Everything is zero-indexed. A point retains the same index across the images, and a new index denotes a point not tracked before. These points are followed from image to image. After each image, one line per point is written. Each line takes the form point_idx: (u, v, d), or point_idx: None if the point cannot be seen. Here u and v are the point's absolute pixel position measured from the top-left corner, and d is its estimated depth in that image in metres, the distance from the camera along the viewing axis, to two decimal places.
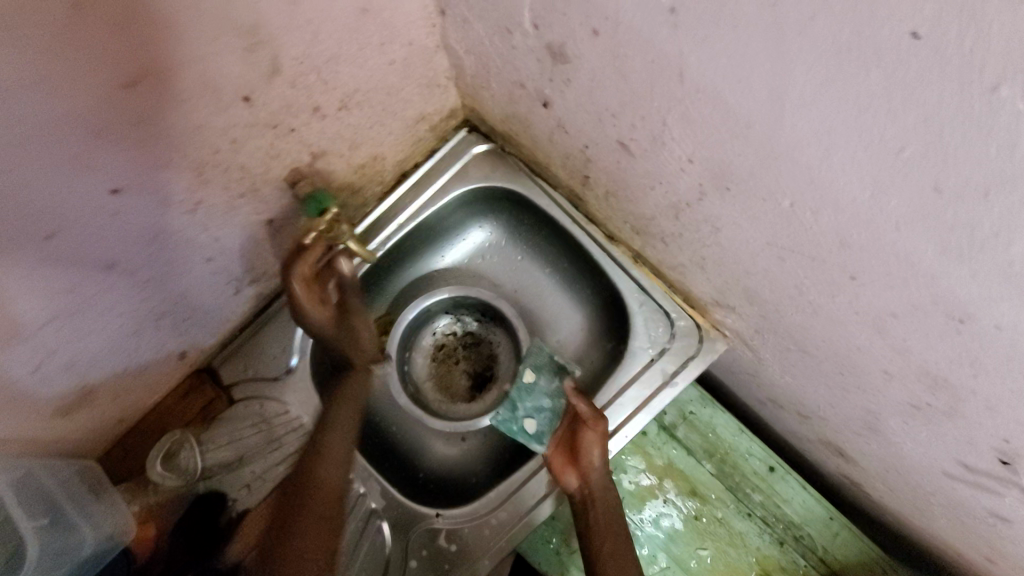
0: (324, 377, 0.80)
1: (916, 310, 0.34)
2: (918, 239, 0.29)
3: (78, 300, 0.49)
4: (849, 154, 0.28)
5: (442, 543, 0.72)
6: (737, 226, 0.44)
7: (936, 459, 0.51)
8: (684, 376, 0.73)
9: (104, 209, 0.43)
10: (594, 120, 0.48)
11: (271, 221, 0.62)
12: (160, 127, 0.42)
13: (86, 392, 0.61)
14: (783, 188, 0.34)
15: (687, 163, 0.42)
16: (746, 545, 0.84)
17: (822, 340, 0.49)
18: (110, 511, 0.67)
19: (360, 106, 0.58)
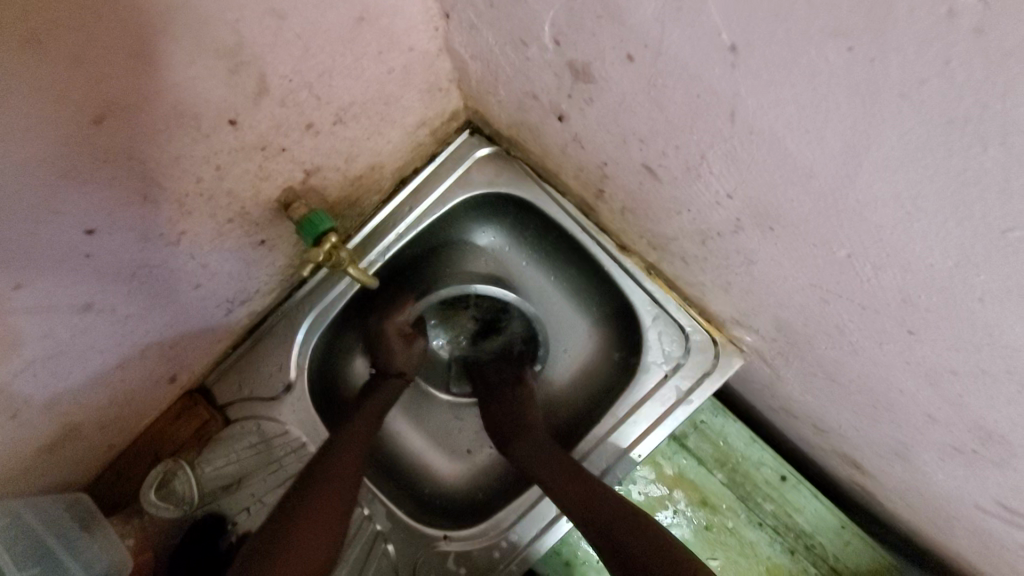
0: (325, 392, 0.77)
1: (986, 374, 0.31)
2: (1006, 314, 0.25)
3: (55, 343, 0.45)
4: (936, 223, 0.24)
5: (451, 565, 0.71)
6: (776, 263, 0.40)
7: (971, 494, 0.49)
8: (699, 393, 0.70)
9: (77, 252, 0.39)
10: (617, 142, 0.44)
11: (263, 241, 0.57)
12: (135, 161, 0.37)
13: (72, 426, 0.57)
14: (841, 239, 0.31)
15: (725, 199, 0.38)
16: (756, 554, 0.83)
17: (858, 376, 0.46)
18: (102, 543, 0.64)
19: (356, 118, 0.53)
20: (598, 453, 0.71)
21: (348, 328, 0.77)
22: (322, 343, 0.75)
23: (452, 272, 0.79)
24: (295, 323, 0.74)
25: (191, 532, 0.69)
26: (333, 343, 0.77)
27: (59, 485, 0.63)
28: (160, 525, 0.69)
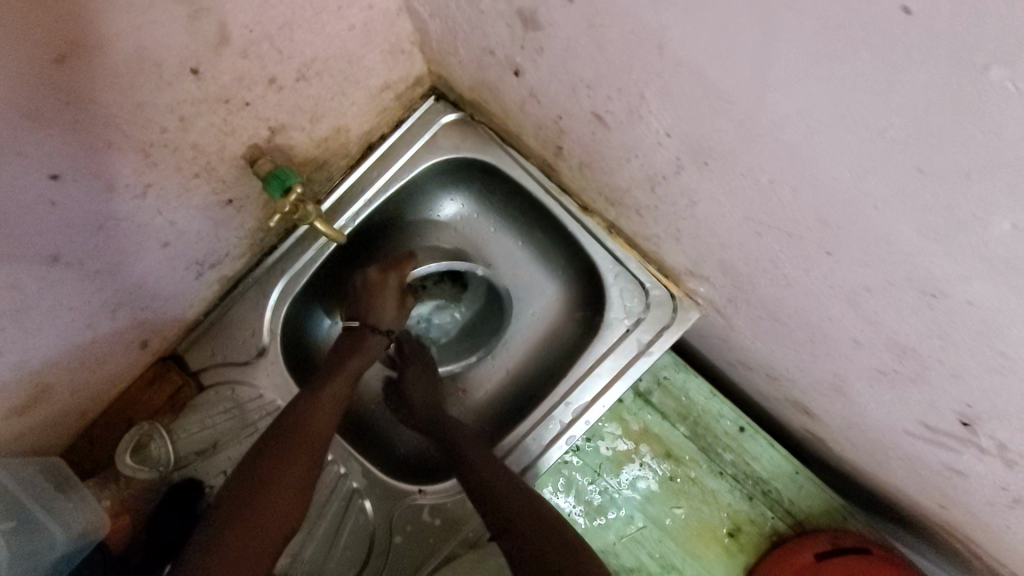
0: (297, 357, 0.79)
1: (890, 285, 0.34)
2: (896, 218, 0.29)
3: (24, 294, 0.46)
4: (832, 133, 0.27)
5: (427, 517, 0.74)
6: (714, 201, 0.43)
7: (899, 419, 0.53)
8: (659, 345, 0.74)
9: (43, 198, 0.40)
10: (568, 91, 0.46)
11: (231, 201, 0.59)
12: (96, 106, 0.38)
13: (44, 387, 0.58)
14: (762, 165, 0.34)
15: (665, 137, 0.40)
16: (717, 501, 0.87)
17: (795, 311, 0.50)
18: (80, 508, 0.66)
19: (319, 76, 0.54)
20: (521, 450, 0.74)
21: (321, 292, 0.79)
22: (293, 308, 0.76)
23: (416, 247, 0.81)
24: (268, 288, 0.75)
25: (170, 494, 0.71)
26: (306, 309, 0.78)
27: (36, 452, 0.64)
28: (141, 486, 0.71)
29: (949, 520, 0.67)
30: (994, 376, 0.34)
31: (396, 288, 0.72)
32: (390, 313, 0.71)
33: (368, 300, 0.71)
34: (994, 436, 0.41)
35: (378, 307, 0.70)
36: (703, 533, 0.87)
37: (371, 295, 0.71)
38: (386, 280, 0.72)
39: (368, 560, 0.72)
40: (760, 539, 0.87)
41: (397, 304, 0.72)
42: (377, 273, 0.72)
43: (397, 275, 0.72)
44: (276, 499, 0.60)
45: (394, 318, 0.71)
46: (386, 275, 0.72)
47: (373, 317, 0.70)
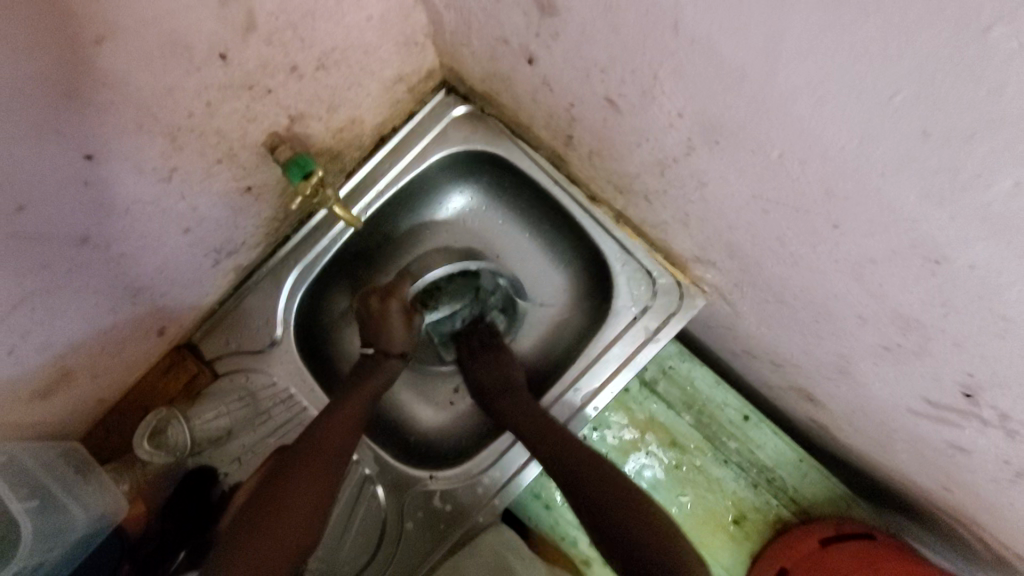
0: (310, 346, 0.80)
1: (895, 254, 0.36)
2: (901, 185, 0.30)
3: (53, 274, 0.47)
4: (840, 103, 0.29)
5: (437, 503, 0.75)
6: (724, 180, 0.44)
7: (902, 396, 0.55)
8: (666, 332, 0.75)
9: (76, 178, 0.42)
10: (581, 76, 0.48)
11: (250, 188, 0.60)
12: (129, 89, 0.40)
13: (67, 372, 0.59)
14: (772, 139, 0.36)
15: (677, 118, 0.42)
16: (723, 489, 0.89)
17: (801, 290, 0.51)
18: (99, 489, 0.67)
19: (338, 65, 0.56)
20: None
21: (334, 284, 0.80)
22: (307, 297, 0.78)
23: (425, 243, 0.83)
24: (281, 278, 0.76)
25: (182, 483, 0.73)
26: (319, 300, 0.80)
27: (56, 435, 0.65)
28: (155, 473, 0.72)
29: (952, 502, 0.68)
30: (996, 342, 0.36)
31: (399, 312, 0.73)
32: (398, 337, 0.73)
33: (377, 328, 0.72)
34: (995, 405, 0.43)
35: (387, 333, 0.72)
36: (709, 521, 0.88)
37: (379, 322, 0.72)
38: (386, 308, 0.72)
39: (380, 544, 0.73)
40: (765, 527, 0.88)
41: (403, 327, 0.73)
42: (377, 302, 0.73)
43: (397, 301, 0.73)
44: (291, 512, 0.63)
45: (402, 340, 0.73)
46: (386, 303, 0.72)
47: (384, 343, 0.73)
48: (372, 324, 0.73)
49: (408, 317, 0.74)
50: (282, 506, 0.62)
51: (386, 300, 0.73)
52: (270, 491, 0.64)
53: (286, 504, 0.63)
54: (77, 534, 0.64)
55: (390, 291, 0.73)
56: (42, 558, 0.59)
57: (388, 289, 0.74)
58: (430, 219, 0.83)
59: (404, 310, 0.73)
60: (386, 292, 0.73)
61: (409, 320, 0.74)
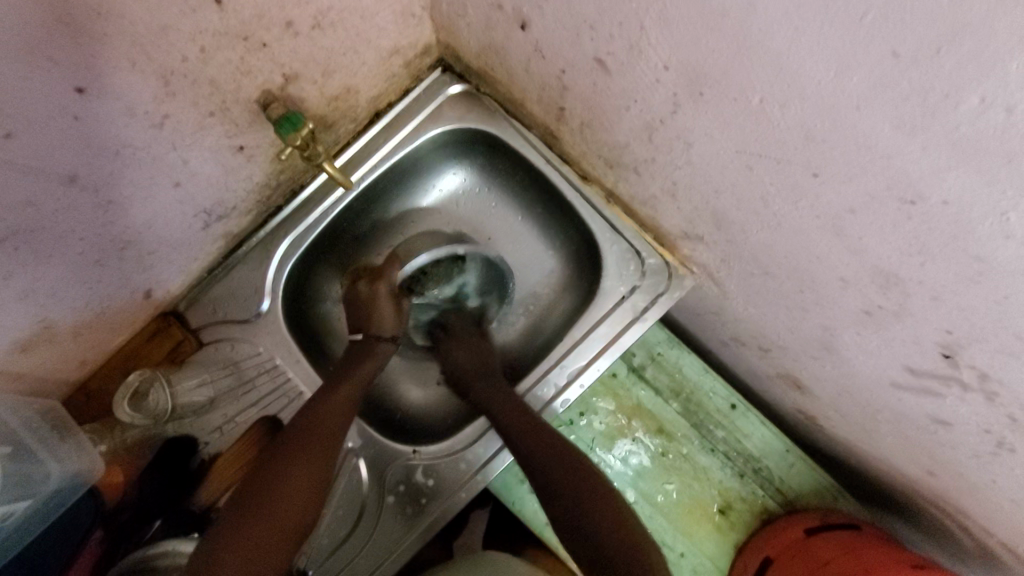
0: (298, 319, 0.79)
1: (873, 200, 0.37)
2: (875, 117, 0.31)
3: (39, 214, 0.47)
4: (816, 31, 0.30)
5: (419, 478, 0.74)
6: (709, 137, 0.45)
7: (884, 369, 0.55)
8: (653, 311, 0.75)
9: (67, 111, 0.42)
10: (571, 36, 0.49)
11: (242, 148, 0.61)
12: (123, 22, 0.40)
13: (48, 326, 0.58)
14: (753, 83, 0.36)
15: (663, 72, 0.43)
16: (709, 478, 0.88)
17: (785, 256, 0.52)
18: (76, 450, 0.65)
19: (333, 27, 0.57)
20: None
21: (324, 260, 0.80)
22: (296, 268, 0.77)
23: (417, 226, 0.84)
24: (270, 249, 0.75)
25: (160, 452, 0.72)
26: (308, 274, 0.80)
27: (38, 393, 0.65)
28: (134, 440, 0.72)
29: (936, 488, 0.67)
30: (971, 289, 0.36)
31: (388, 296, 0.72)
32: (387, 321, 0.71)
33: (366, 313, 0.71)
34: (973, 366, 0.43)
35: (376, 317, 0.71)
36: (694, 510, 0.88)
37: (368, 305, 0.71)
38: (374, 292, 0.72)
39: (360, 520, 0.72)
40: (750, 518, 0.87)
41: (392, 309, 0.71)
42: (366, 286, 0.72)
43: (385, 284, 0.72)
44: (292, 493, 0.61)
45: (389, 324, 0.71)
46: (374, 286, 0.71)
47: (375, 327, 0.71)
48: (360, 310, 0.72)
49: (397, 302, 0.72)
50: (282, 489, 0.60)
51: (374, 283, 0.72)
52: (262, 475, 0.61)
53: (277, 491, 0.60)
54: (51, 489, 0.62)
55: (378, 274, 0.72)
56: (11, 509, 0.58)
57: (377, 273, 0.73)
58: (421, 201, 0.84)
59: (392, 294, 0.72)
60: (374, 275, 0.72)
61: (396, 305, 0.72)
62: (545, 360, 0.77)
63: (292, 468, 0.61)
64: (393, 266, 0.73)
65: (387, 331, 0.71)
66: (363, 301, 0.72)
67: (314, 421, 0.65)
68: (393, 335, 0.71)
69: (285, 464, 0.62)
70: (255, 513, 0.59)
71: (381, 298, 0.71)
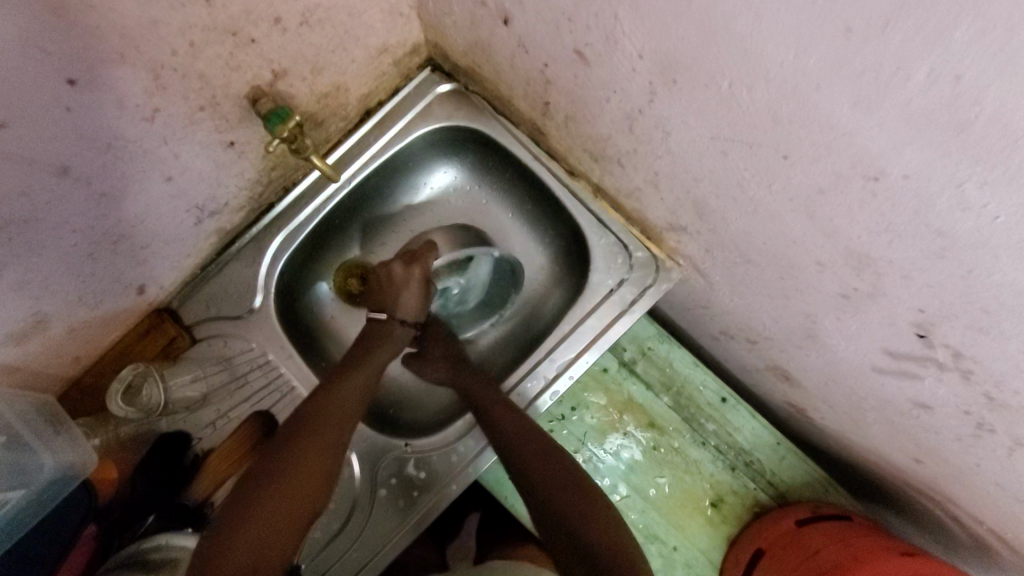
0: (291, 316, 0.80)
1: (840, 178, 0.38)
2: (834, 95, 0.33)
3: (32, 205, 0.48)
4: (775, 13, 0.31)
5: (411, 470, 0.74)
6: (685, 125, 0.46)
7: (865, 354, 0.55)
8: (641, 304, 0.76)
9: (58, 102, 0.44)
10: (552, 29, 0.50)
11: (233, 143, 0.62)
12: (113, 15, 0.42)
13: (42, 320, 0.59)
14: (722, 67, 0.38)
15: (638, 61, 0.44)
16: (701, 471, 0.88)
17: (764, 242, 0.53)
18: (71, 443, 0.66)
19: (321, 24, 0.58)
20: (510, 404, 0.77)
21: (317, 256, 0.82)
22: (289, 265, 0.78)
23: (411, 225, 0.86)
24: (263, 245, 0.76)
25: (154, 448, 0.73)
26: (302, 270, 0.81)
27: (32, 389, 0.65)
28: (127, 436, 0.73)
29: (922, 476, 0.68)
30: (938, 265, 0.37)
31: (420, 280, 0.75)
32: (414, 307, 0.75)
33: (395, 294, 0.74)
34: (947, 344, 0.44)
35: (405, 299, 0.74)
36: (686, 503, 0.88)
37: (398, 288, 0.74)
38: (409, 276, 0.75)
39: (352, 515, 0.73)
40: (742, 511, 0.87)
41: (419, 297, 0.75)
42: (401, 267, 0.75)
43: (421, 268, 0.75)
44: (294, 486, 0.60)
45: (416, 310, 0.75)
46: (411, 269, 0.75)
47: (402, 310, 0.74)
48: (390, 290, 0.74)
49: (427, 288, 0.76)
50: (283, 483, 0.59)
51: (410, 266, 0.75)
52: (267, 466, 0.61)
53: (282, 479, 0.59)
54: (43, 482, 0.63)
55: (414, 258, 0.76)
56: (4, 499, 0.59)
57: (412, 257, 0.76)
58: (414, 198, 0.86)
59: (426, 282, 0.76)
60: (409, 258, 0.76)
61: (424, 291, 0.76)
62: (537, 351, 0.78)
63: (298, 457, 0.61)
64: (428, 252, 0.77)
65: (410, 317, 0.75)
66: (392, 282, 0.75)
67: (320, 412, 0.65)
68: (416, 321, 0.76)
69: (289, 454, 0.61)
70: (256, 505, 0.57)
71: (408, 284, 0.75)
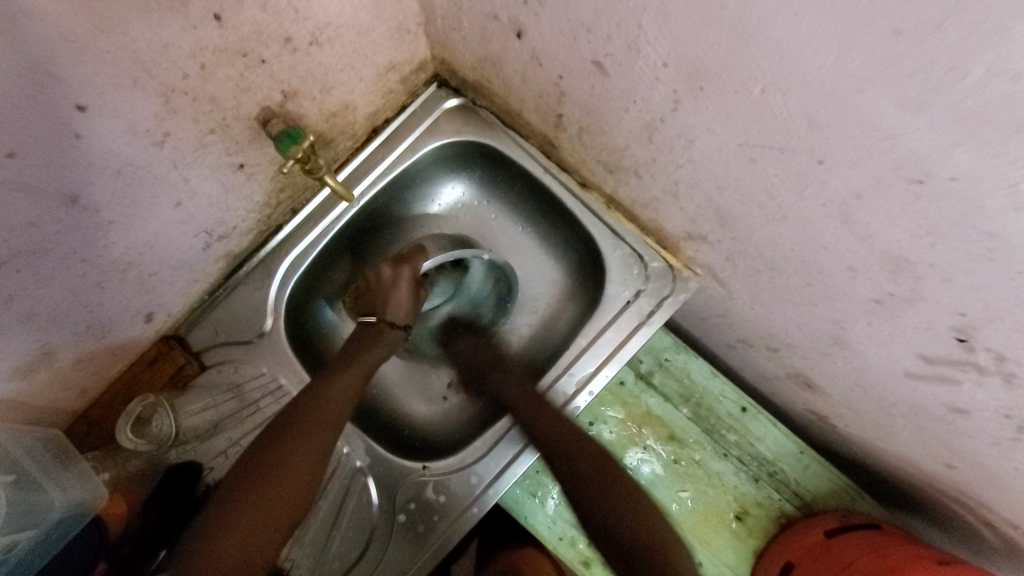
0: (300, 340, 0.78)
1: (880, 183, 0.37)
2: (879, 98, 0.32)
3: (40, 235, 0.46)
4: (816, 16, 0.31)
5: (430, 494, 0.72)
6: (711, 132, 0.45)
7: (898, 360, 0.54)
8: (658, 316, 0.75)
9: (67, 129, 0.42)
10: (569, 41, 0.49)
11: (242, 166, 0.61)
12: (124, 38, 0.41)
13: (47, 352, 0.57)
14: (755, 72, 0.37)
15: (662, 70, 0.44)
16: (724, 484, 0.87)
17: (792, 249, 0.52)
18: (79, 478, 0.65)
19: (331, 43, 0.57)
20: None
21: (326, 275, 0.80)
22: (298, 286, 0.77)
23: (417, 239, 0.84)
24: (272, 268, 0.75)
25: (165, 479, 0.70)
26: (310, 290, 0.79)
27: (38, 423, 0.63)
28: (136, 471, 0.70)
29: (956, 482, 0.66)
30: (984, 268, 0.36)
31: (409, 280, 0.72)
32: (404, 308, 0.71)
33: (383, 297, 0.71)
34: (990, 348, 0.42)
35: (394, 301, 0.71)
36: (711, 517, 0.86)
37: (386, 290, 0.71)
38: (397, 275, 0.71)
39: (370, 542, 0.71)
40: (767, 523, 0.85)
41: (408, 296, 0.72)
42: (389, 269, 0.72)
43: (410, 269, 0.72)
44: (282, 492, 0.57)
45: (406, 311, 0.71)
46: (399, 269, 0.71)
47: (390, 312, 0.70)
48: (379, 291, 0.71)
49: (417, 287, 0.73)
50: (270, 492, 0.57)
51: (399, 266, 0.72)
52: (259, 469, 0.58)
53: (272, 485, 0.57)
54: (54, 520, 0.62)
55: (402, 260, 0.72)
56: (13, 541, 0.58)
57: (399, 258, 0.73)
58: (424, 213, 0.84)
59: (414, 280, 0.72)
60: (398, 259, 0.72)
61: (415, 291, 0.72)
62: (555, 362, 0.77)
63: (288, 459, 0.59)
64: (416, 254, 0.74)
65: (400, 320, 0.71)
66: (382, 284, 0.72)
67: (312, 410, 0.62)
68: (406, 323, 0.72)
69: (283, 458, 0.59)
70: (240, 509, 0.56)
71: (401, 283, 0.71)
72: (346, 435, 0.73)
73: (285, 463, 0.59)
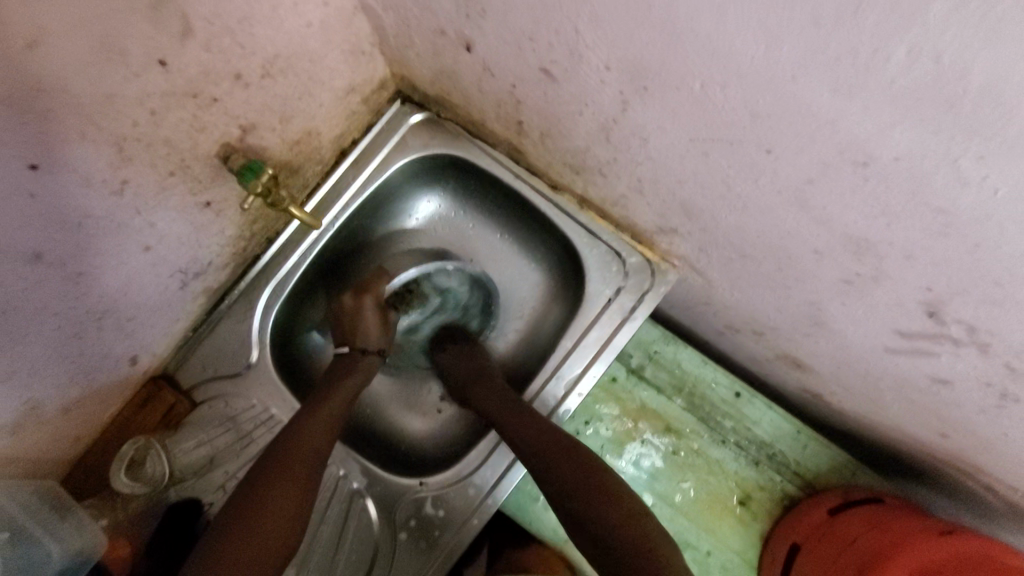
0: (288, 370, 0.79)
1: (827, 167, 0.37)
2: (811, 84, 0.32)
3: (7, 295, 0.47)
4: (740, 9, 0.31)
5: (429, 510, 0.72)
6: (661, 129, 0.46)
7: (877, 336, 0.54)
8: (642, 310, 0.75)
9: (22, 189, 0.42)
10: (514, 50, 0.50)
11: (208, 204, 0.62)
12: (68, 95, 0.41)
13: (32, 405, 0.57)
14: (691, 68, 0.37)
15: (606, 73, 0.44)
16: (724, 471, 0.87)
17: (758, 236, 0.52)
18: (78, 529, 0.64)
19: (283, 73, 0.58)
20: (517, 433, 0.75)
21: (307, 299, 0.80)
22: (281, 317, 0.77)
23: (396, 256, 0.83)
24: (253, 298, 0.75)
25: (166, 517, 0.70)
26: (293, 318, 0.79)
27: (31, 475, 0.63)
28: (137, 512, 0.71)
29: (950, 449, 0.66)
30: (940, 242, 0.36)
31: (374, 307, 0.73)
32: (374, 335, 0.72)
33: (352, 325, 0.72)
34: (959, 319, 0.42)
35: (363, 329, 0.72)
36: (714, 505, 0.86)
37: (353, 320, 0.72)
38: (360, 304, 0.73)
39: (374, 563, 0.71)
40: (772, 505, 0.85)
41: (378, 322, 0.73)
42: (351, 298, 0.73)
43: (372, 297, 0.73)
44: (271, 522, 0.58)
45: (378, 337, 0.73)
46: (361, 299, 0.73)
47: (361, 340, 0.72)
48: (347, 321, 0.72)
49: (383, 313, 0.74)
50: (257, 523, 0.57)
51: (361, 295, 0.73)
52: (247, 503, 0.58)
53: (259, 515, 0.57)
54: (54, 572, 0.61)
55: (364, 287, 0.74)
56: None
57: (363, 285, 0.74)
58: (401, 230, 0.84)
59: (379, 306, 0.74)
60: (360, 288, 0.74)
61: (383, 318, 0.74)
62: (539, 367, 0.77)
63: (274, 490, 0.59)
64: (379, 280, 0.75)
65: (373, 346, 0.72)
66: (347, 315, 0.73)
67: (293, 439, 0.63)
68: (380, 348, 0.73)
69: (268, 489, 0.59)
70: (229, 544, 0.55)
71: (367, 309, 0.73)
72: (341, 459, 0.74)
73: (271, 493, 0.59)
